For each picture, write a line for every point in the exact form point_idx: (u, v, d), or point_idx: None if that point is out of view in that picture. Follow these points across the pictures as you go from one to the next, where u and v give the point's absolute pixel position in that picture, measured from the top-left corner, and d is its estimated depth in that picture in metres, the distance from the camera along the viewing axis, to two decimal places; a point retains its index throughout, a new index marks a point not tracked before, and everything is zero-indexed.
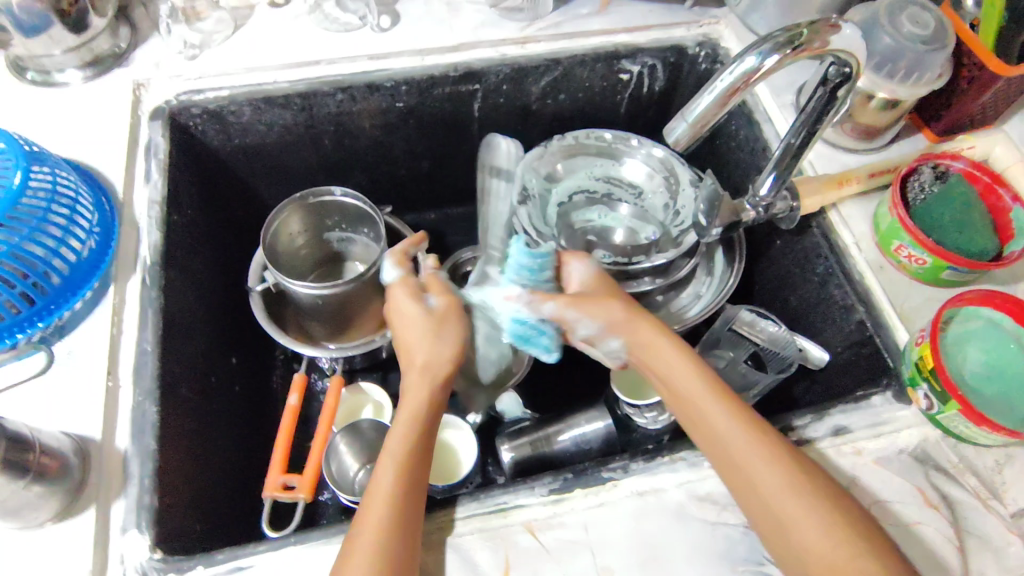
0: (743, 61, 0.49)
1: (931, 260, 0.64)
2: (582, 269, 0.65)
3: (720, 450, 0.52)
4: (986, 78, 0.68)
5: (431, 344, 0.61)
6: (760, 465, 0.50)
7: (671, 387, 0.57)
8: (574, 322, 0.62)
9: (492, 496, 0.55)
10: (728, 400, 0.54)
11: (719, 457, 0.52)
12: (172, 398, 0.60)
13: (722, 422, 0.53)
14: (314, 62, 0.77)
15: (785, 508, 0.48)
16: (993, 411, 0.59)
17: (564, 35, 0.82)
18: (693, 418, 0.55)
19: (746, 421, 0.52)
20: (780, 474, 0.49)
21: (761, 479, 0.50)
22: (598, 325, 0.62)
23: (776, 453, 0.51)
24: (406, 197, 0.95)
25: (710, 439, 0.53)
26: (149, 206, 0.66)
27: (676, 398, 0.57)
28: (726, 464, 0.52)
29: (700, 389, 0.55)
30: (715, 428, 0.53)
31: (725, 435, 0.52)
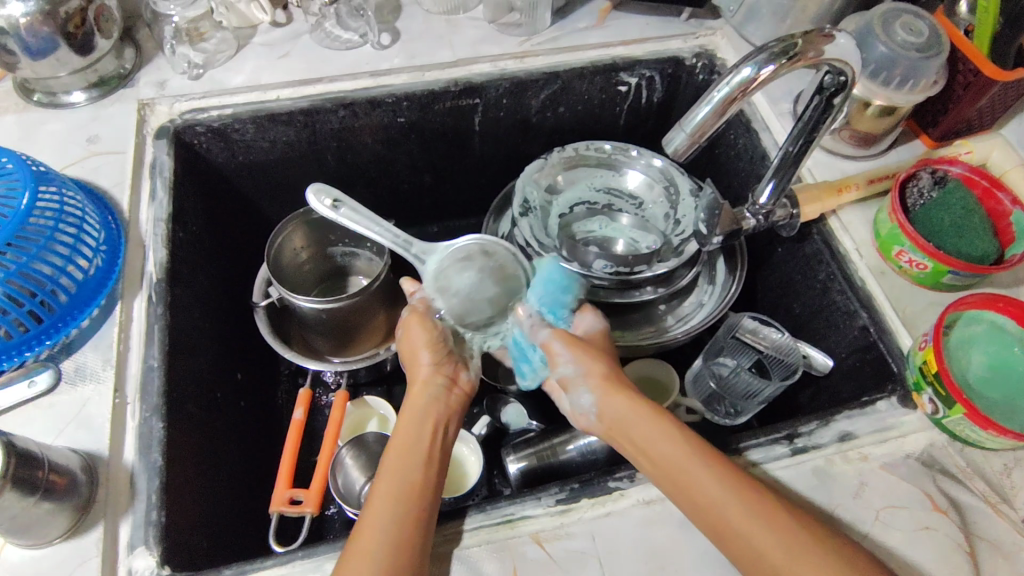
0: (738, 72, 0.50)
1: (931, 264, 0.64)
2: (592, 323, 0.65)
3: (710, 510, 0.50)
4: (981, 84, 0.68)
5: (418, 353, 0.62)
6: (758, 528, 0.48)
7: (650, 450, 0.54)
8: (559, 359, 0.62)
9: (499, 507, 0.55)
10: (716, 460, 0.52)
11: (709, 519, 0.50)
12: (179, 415, 0.60)
13: (713, 485, 0.50)
14: (316, 80, 0.78)
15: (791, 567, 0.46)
16: (998, 415, 0.59)
17: (562, 49, 0.83)
18: (679, 481, 0.51)
19: (734, 480, 0.50)
20: (781, 535, 0.47)
21: (756, 540, 0.48)
22: (578, 369, 0.60)
23: (772, 512, 0.49)
24: (408, 211, 0.96)
25: (696, 501, 0.50)
26: (154, 223, 0.67)
27: (655, 459, 0.53)
28: (720, 528, 0.49)
29: (681, 450, 0.52)
30: (703, 491, 0.50)
31: (715, 498, 0.50)
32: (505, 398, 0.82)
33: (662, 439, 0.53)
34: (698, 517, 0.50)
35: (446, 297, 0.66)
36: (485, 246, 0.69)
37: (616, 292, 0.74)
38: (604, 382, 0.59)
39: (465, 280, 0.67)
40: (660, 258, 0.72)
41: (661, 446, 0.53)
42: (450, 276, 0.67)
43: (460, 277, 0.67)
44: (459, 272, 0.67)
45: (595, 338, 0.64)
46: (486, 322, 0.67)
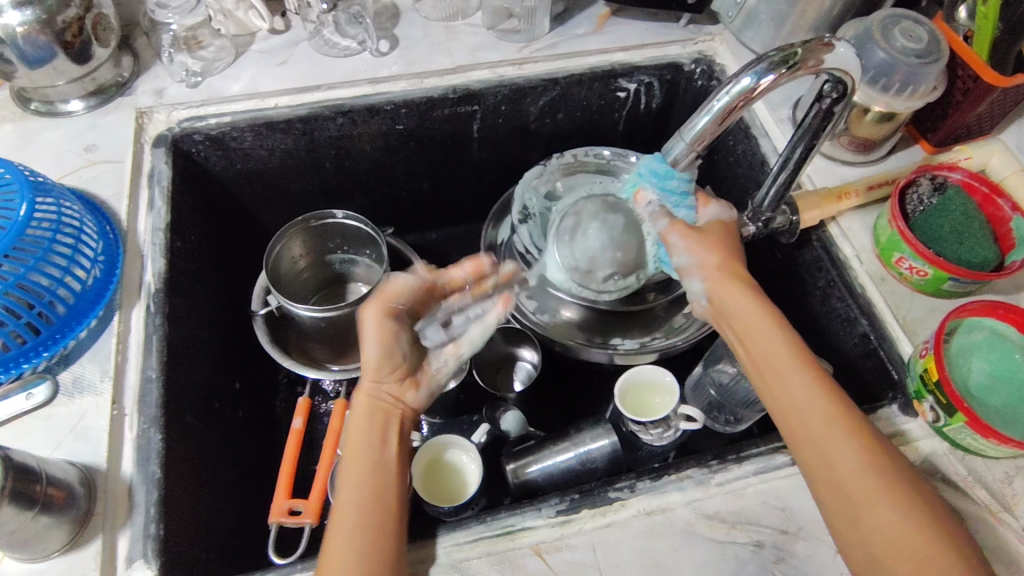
0: (737, 81, 0.50)
1: (932, 271, 0.64)
2: (717, 212, 0.63)
3: (793, 411, 0.52)
4: (980, 90, 0.68)
5: (369, 364, 0.60)
6: (834, 440, 0.49)
7: (752, 345, 0.56)
8: (676, 250, 0.61)
9: (499, 518, 0.55)
10: (815, 372, 0.53)
11: (791, 421, 0.52)
12: (178, 426, 0.60)
13: (807, 393, 0.52)
14: (315, 87, 0.78)
15: (853, 482, 0.48)
16: (999, 422, 0.59)
17: (561, 55, 0.83)
18: (772, 379, 0.54)
19: (829, 394, 0.51)
20: (856, 452, 0.49)
21: (830, 450, 0.49)
22: (693, 261, 0.61)
23: (854, 428, 0.50)
24: (407, 218, 0.95)
25: (785, 401, 0.53)
26: (153, 233, 0.67)
27: (755, 354, 0.56)
28: (798, 429, 0.51)
29: (781, 353, 0.54)
30: (793, 396, 0.52)
31: (804, 402, 0.52)
32: (504, 405, 0.81)
33: (765, 340, 0.55)
34: (781, 415, 0.53)
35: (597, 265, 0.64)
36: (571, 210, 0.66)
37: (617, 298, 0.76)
38: (729, 277, 0.59)
39: (594, 239, 0.63)
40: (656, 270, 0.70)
41: (765, 344, 0.55)
42: (580, 247, 0.63)
43: (587, 240, 0.63)
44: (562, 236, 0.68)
45: (721, 226, 0.62)
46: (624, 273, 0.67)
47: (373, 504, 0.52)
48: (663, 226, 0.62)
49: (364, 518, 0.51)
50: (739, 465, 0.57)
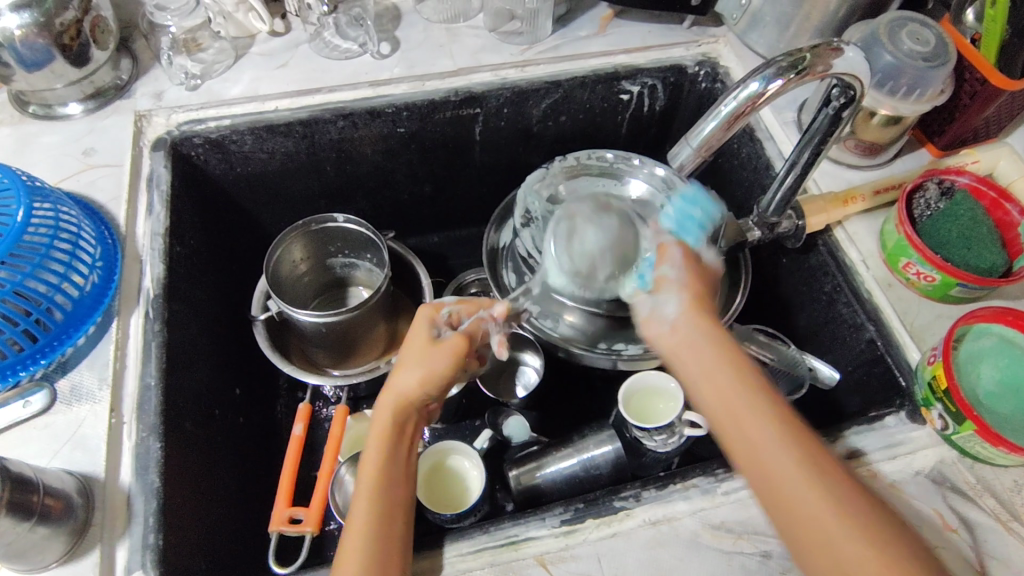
0: (746, 86, 0.49)
1: (940, 277, 0.63)
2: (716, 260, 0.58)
3: (763, 455, 0.42)
4: (988, 93, 0.68)
5: (429, 375, 0.55)
6: (815, 494, 0.41)
7: (710, 377, 0.46)
8: (667, 260, 0.53)
9: (503, 528, 0.54)
10: (780, 411, 0.44)
11: (761, 470, 0.42)
12: (177, 434, 0.60)
13: (778, 437, 0.42)
14: (315, 90, 0.77)
15: (841, 543, 0.39)
16: (1008, 430, 0.59)
17: (564, 57, 0.82)
18: (737, 416, 0.44)
19: (797, 430, 0.43)
20: (840, 506, 0.40)
21: (809, 507, 0.40)
22: (672, 278, 0.52)
23: (836, 479, 0.41)
24: (409, 221, 0.95)
25: (752, 445, 0.43)
26: (152, 238, 0.66)
27: (708, 389, 0.46)
28: (772, 481, 0.42)
29: (738, 386, 0.45)
30: (761, 438, 0.43)
31: (777, 448, 0.42)
32: (506, 410, 0.81)
33: (719, 371, 0.46)
34: (748, 463, 0.43)
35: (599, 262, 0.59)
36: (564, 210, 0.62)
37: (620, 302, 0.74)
38: (695, 299, 0.51)
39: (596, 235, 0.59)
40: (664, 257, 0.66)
41: (724, 375, 0.45)
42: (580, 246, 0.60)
43: (588, 233, 0.59)
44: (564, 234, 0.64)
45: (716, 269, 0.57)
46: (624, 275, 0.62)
47: (389, 528, 0.50)
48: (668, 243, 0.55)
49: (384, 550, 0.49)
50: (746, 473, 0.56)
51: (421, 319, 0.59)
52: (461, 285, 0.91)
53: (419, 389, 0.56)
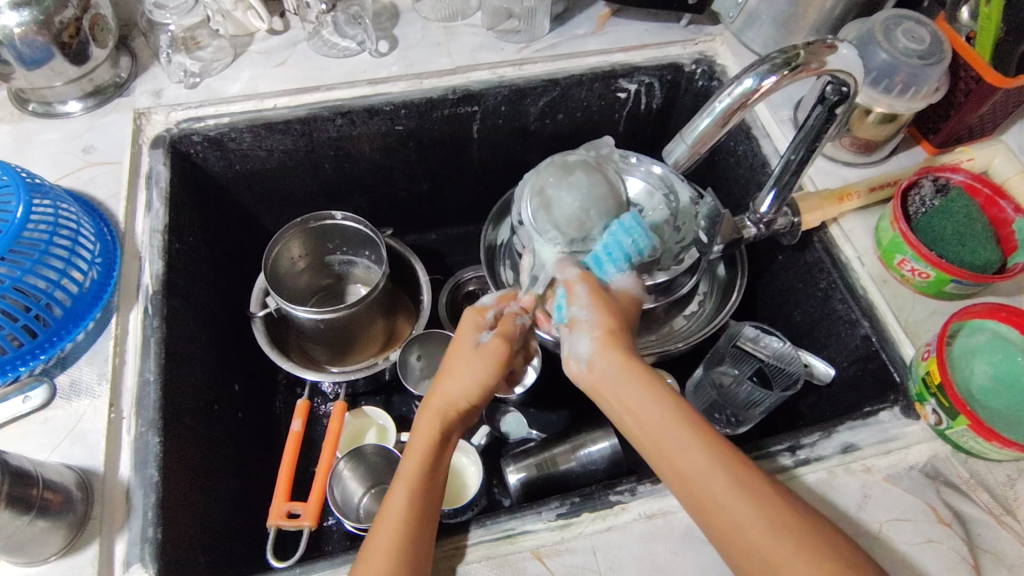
0: (740, 83, 0.49)
1: (934, 273, 0.64)
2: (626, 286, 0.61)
3: (690, 479, 0.46)
4: (983, 91, 0.68)
5: (478, 383, 0.57)
6: (741, 502, 0.44)
7: (636, 412, 0.50)
8: (575, 301, 0.57)
9: (499, 522, 0.54)
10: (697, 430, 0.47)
11: (692, 492, 0.46)
12: (176, 429, 0.60)
13: (699, 457, 0.46)
14: (314, 88, 0.77)
15: (766, 543, 0.43)
16: (1002, 425, 0.59)
17: (562, 56, 0.83)
18: (660, 446, 0.48)
19: (719, 450, 0.46)
20: (762, 508, 0.44)
21: (737, 515, 0.44)
22: (587, 313, 0.56)
23: (754, 484, 0.45)
24: (406, 219, 0.95)
25: (679, 470, 0.47)
26: (151, 234, 0.67)
27: (639, 421, 0.49)
28: (702, 499, 0.46)
29: (660, 417, 0.48)
30: (684, 464, 0.46)
31: (701, 470, 0.46)
32: (503, 407, 0.82)
33: (646, 403, 0.49)
34: (680, 487, 0.47)
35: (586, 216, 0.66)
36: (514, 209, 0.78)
37: None
38: (608, 333, 0.54)
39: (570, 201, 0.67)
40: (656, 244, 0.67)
41: (645, 407, 0.49)
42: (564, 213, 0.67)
43: (562, 203, 0.68)
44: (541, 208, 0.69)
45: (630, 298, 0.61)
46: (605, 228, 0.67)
47: (422, 533, 0.50)
48: (574, 275, 0.59)
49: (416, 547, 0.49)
50: None
51: (468, 324, 0.60)
52: (458, 282, 0.92)
53: (465, 396, 0.57)
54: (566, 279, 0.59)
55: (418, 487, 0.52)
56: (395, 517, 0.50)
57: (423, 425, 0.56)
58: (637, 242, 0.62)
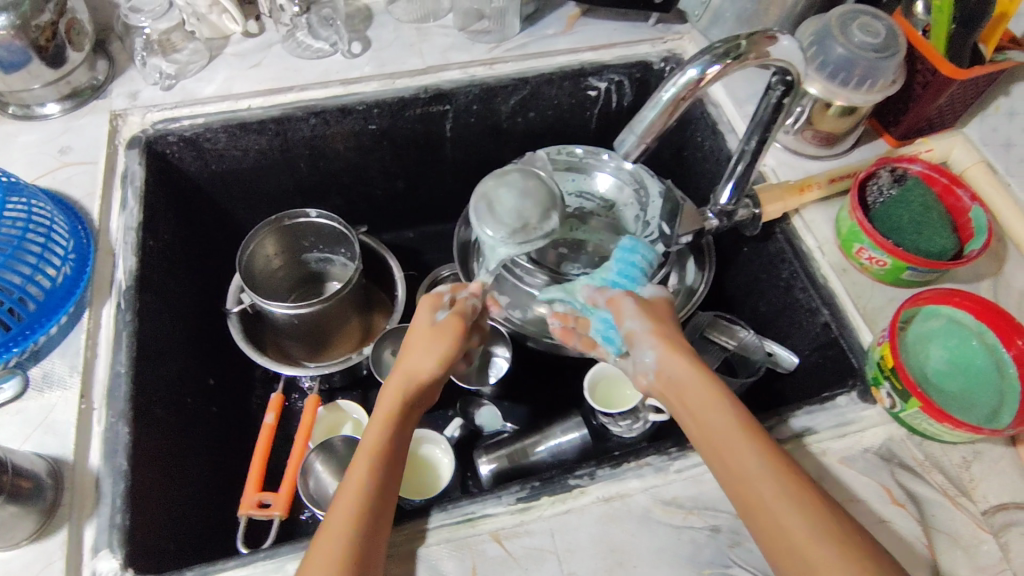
0: (684, 73, 0.50)
1: (890, 261, 0.65)
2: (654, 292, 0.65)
3: (742, 482, 0.49)
4: (939, 83, 0.69)
5: (439, 358, 0.59)
6: (790, 508, 0.46)
7: (700, 417, 0.53)
8: (626, 315, 0.60)
9: (460, 506, 0.55)
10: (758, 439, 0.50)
11: (744, 493, 0.49)
12: (146, 420, 0.61)
13: (758, 463, 0.49)
14: (287, 88, 0.79)
15: (811, 546, 0.44)
16: (955, 406, 0.60)
17: (531, 55, 0.84)
18: (718, 447, 0.51)
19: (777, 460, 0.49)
20: (810, 515, 0.45)
21: (786, 521, 0.46)
22: (643, 326, 0.59)
23: (809, 498, 0.46)
24: (383, 217, 0.97)
25: (731, 471, 0.50)
26: (125, 232, 0.68)
27: (700, 424, 0.53)
28: (753, 502, 0.48)
29: (725, 423, 0.51)
30: (739, 466, 0.49)
31: (758, 474, 0.48)
32: (478, 401, 0.83)
33: (709, 407, 0.53)
34: (732, 488, 0.50)
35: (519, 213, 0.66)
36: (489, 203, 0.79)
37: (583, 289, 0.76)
38: (670, 342, 0.58)
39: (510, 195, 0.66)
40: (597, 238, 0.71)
41: (710, 412, 0.52)
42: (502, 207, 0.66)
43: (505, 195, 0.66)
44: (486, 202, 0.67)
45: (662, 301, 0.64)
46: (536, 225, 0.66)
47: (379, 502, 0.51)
48: (620, 294, 0.63)
49: (376, 507, 0.51)
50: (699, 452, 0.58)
51: (422, 308, 0.63)
52: (435, 280, 0.93)
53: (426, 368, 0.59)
54: (609, 300, 0.63)
55: (378, 454, 0.54)
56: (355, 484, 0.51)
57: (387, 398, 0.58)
58: (644, 257, 0.69)
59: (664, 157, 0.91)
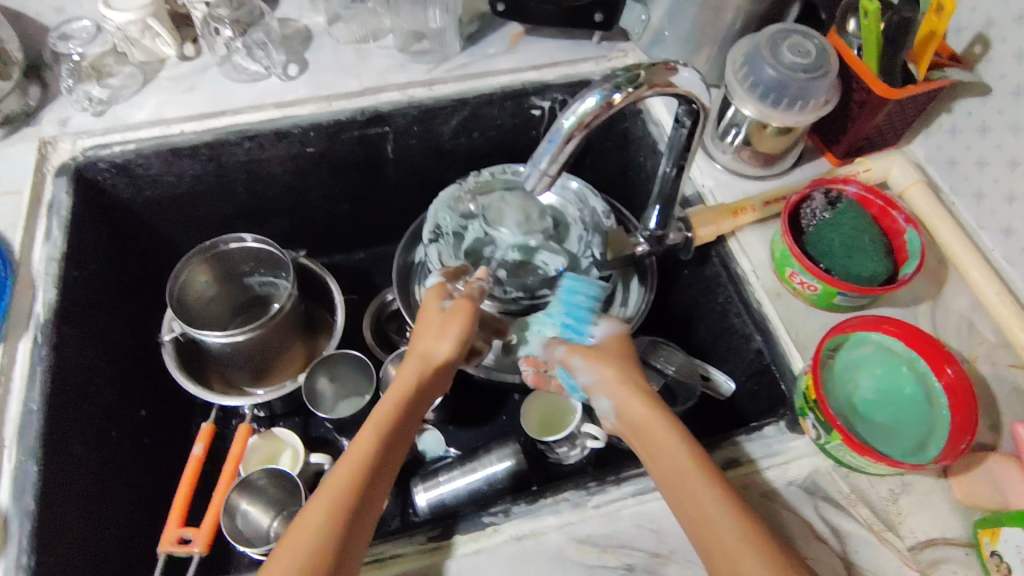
0: (583, 101, 0.50)
1: (821, 286, 0.64)
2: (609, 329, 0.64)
3: (704, 519, 0.47)
4: (874, 102, 0.68)
5: (453, 341, 0.58)
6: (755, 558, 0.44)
7: (660, 454, 0.52)
8: (577, 372, 0.60)
9: (370, 546, 0.54)
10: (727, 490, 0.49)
11: (704, 536, 0.47)
12: (59, 456, 0.61)
13: (717, 505, 0.47)
14: (219, 112, 0.78)
15: None
16: (882, 438, 0.59)
17: (471, 75, 0.83)
18: (687, 491, 0.49)
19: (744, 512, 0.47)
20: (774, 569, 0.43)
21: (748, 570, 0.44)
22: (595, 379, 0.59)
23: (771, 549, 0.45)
24: (332, 238, 0.96)
25: (696, 509, 0.48)
26: (47, 263, 0.67)
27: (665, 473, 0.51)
28: (711, 545, 0.46)
29: (696, 471, 0.50)
30: (710, 514, 0.47)
31: (718, 517, 0.47)
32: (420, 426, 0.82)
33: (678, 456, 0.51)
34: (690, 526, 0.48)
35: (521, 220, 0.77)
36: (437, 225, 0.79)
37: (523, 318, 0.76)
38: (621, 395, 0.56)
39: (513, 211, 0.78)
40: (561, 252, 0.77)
41: (667, 446, 0.51)
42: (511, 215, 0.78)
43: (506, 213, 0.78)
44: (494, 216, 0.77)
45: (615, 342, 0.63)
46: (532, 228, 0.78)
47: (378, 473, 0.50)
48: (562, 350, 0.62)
49: (366, 494, 0.48)
50: (618, 486, 0.57)
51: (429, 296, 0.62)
52: (382, 303, 0.91)
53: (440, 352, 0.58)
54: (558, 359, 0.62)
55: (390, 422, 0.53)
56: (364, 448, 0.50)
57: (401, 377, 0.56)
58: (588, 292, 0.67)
59: (612, 174, 0.90)
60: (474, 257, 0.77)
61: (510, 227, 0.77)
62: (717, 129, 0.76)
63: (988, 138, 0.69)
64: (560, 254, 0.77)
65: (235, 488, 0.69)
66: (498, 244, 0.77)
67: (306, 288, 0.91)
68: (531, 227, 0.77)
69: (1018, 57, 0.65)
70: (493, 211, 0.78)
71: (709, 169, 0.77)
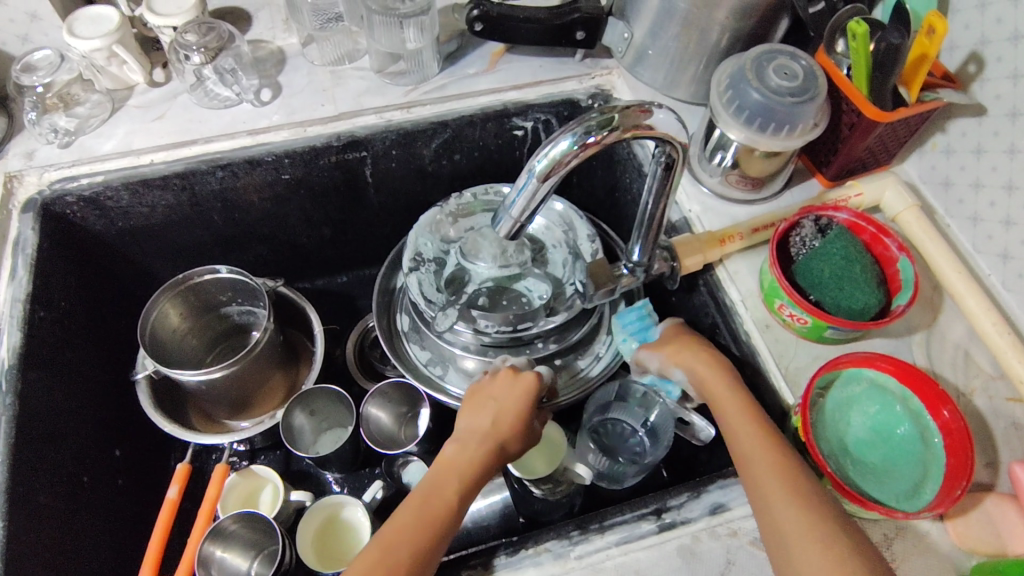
0: (556, 144, 0.47)
1: (810, 319, 0.61)
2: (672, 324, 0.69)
3: (770, 503, 0.50)
4: (865, 125, 0.65)
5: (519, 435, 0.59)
6: (815, 552, 0.46)
7: (740, 452, 0.54)
8: (646, 363, 0.68)
9: None
10: (797, 480, 0.50)
11: (777, 541, 0.48)
12: (27, 509, 0.59)
13: (776, 483, 0.50)
14: (191, 141, 0.76)
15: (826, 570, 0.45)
16: (878, 482, 0.57)
17: (450, 97, 0.80)
18: (756, 480, 0.52)
19: (805, 501, 0.49)
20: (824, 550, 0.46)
21: (807, 562, 0.46)
22: (659, 360, 0.66)
23: (844, 547, 0.46)
24: (313, 263, 0.94)
25: (767, 501, 0.50)
26: (11, 304, 0.65)
27: (744, 462, 0.53)
28: (779, 531, 0.49)
29: (762, 464, 0.52)
30: (777, 507, 0.49)
31: (777, 495, 0.50)
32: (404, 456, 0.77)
33: (752, 449, 0.54)
34: (766, 539, 0.50)
35: (498, 256, 0.72)
36: (417, 253, 0.75)
37: (507, 350, 0.74)
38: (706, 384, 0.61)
39: (490, 247, 0.72)
40: (545, 281, 0.76)
41: (745, 441, 0.54)
42: (488, 253, 0.72)
43: (484, 252, 0.72)
44: (477, 251, 0.72)
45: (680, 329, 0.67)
46: (510, 262, 0.73)
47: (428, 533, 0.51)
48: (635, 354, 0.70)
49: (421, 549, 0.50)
50: (601, 535, 0.56)
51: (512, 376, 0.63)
52: (366, 329, 0.91)
53: (495, 424, 0.59)
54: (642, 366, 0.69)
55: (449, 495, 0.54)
56: (415, 507, 0.53)
57: (467, 455, 0.57)
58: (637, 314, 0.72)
59: (600, 195, 0.88)
60: (454, 287, 0.75)
61: (486, 260, 0.72)
62: (704, 151, 0.73)
63: (984, 160, 0.67)
64: (544, 280, 0.76)
65: (206, 537, 0.67)
66: (476, 275, 0.74)
67: (285, 317, 0.89)
68: (508, 259, 0.73)
69: (1014, 78, 0.63)
70: (467, 242, 0.73)
71: (695, 192, 0.75)
